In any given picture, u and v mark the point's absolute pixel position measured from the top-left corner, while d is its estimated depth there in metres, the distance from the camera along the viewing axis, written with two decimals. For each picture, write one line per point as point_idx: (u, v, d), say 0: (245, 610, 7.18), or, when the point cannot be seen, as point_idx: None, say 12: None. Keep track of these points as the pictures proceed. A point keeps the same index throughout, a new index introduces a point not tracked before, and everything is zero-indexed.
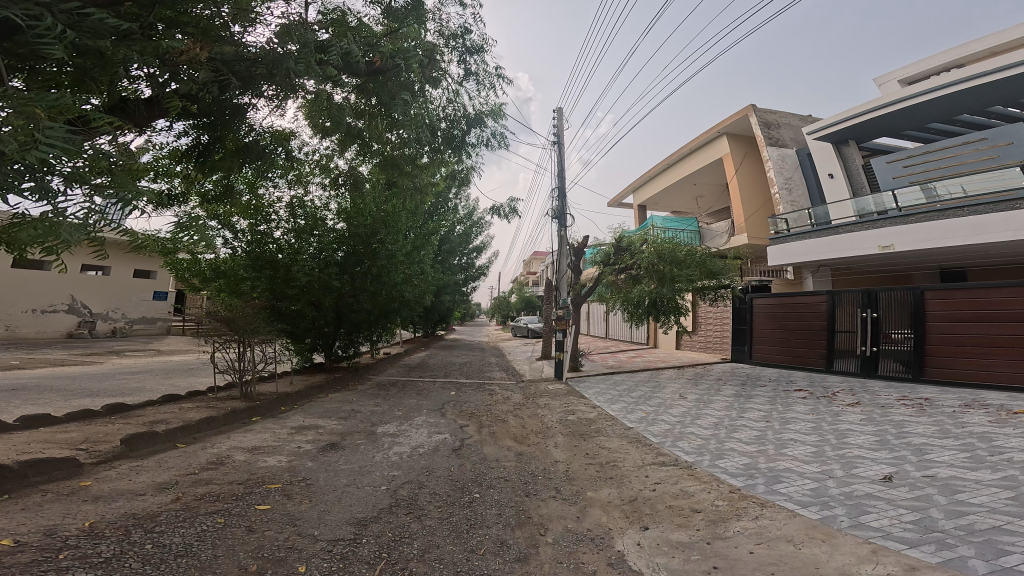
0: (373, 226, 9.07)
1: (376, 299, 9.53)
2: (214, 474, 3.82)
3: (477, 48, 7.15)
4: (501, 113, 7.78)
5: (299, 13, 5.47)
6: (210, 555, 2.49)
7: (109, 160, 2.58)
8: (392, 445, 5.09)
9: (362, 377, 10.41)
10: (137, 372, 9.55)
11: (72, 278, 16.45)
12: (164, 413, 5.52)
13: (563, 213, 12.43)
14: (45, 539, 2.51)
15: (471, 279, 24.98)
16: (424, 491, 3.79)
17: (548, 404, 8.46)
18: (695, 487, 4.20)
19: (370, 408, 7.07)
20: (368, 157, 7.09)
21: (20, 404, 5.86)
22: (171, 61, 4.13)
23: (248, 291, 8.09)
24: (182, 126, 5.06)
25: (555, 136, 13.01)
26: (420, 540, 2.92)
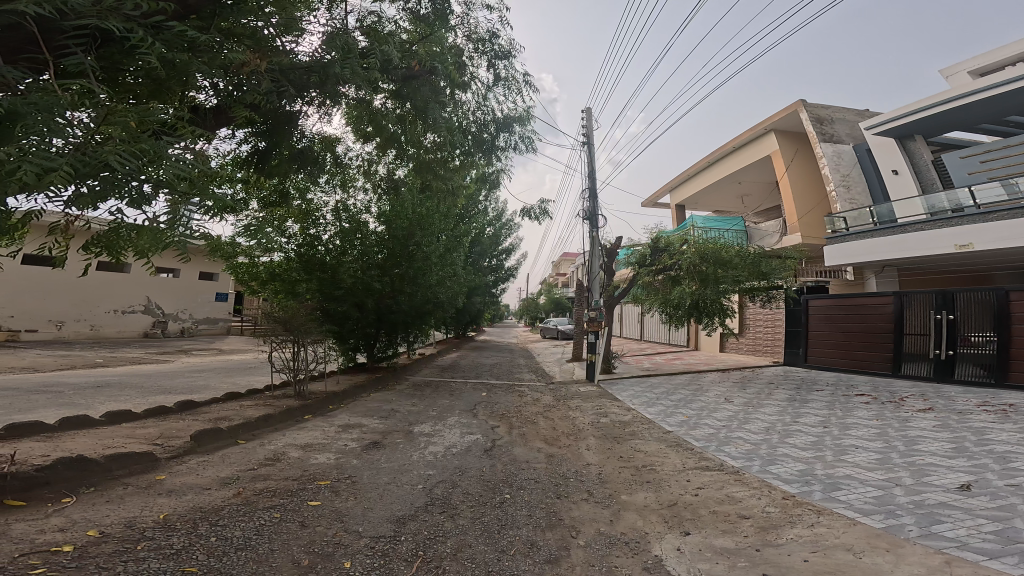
0: (410, 228, 9.33)
1: (413, 299, 9.80)
2: (272, 470, 4.09)
3: (506, 52, 7.19)
4: (530, 118, 7.80)
5: (338, 22, 5.69)
6: (267, 549, 2.69)
7: (187, 169, 2.70)
8: (428, 444, 5.25)
9: (399, 377, 10.70)
10: (203, 370, 10.31)
11: (146, 281, 17.92)
12: (226, 411, 5.94)
13: (596, 214, 12.29)
14: (127, 531, 2.78)
15: (501, 281, 25.17)
16: (457, 490, 3.89)
17: (581, 406, 8.40)
18: (742, 492, 4.06)
19: (408, 408, 7.32)
20: (404, 161, 7.28)
21: (105, 400, 6.49)
22: (235, 72, 4.43)
23: (301, 292, 8.52)
24: (242, 134, 5.41)
25: (585, 136, 12.85)
26: (454, 539, 3.01)
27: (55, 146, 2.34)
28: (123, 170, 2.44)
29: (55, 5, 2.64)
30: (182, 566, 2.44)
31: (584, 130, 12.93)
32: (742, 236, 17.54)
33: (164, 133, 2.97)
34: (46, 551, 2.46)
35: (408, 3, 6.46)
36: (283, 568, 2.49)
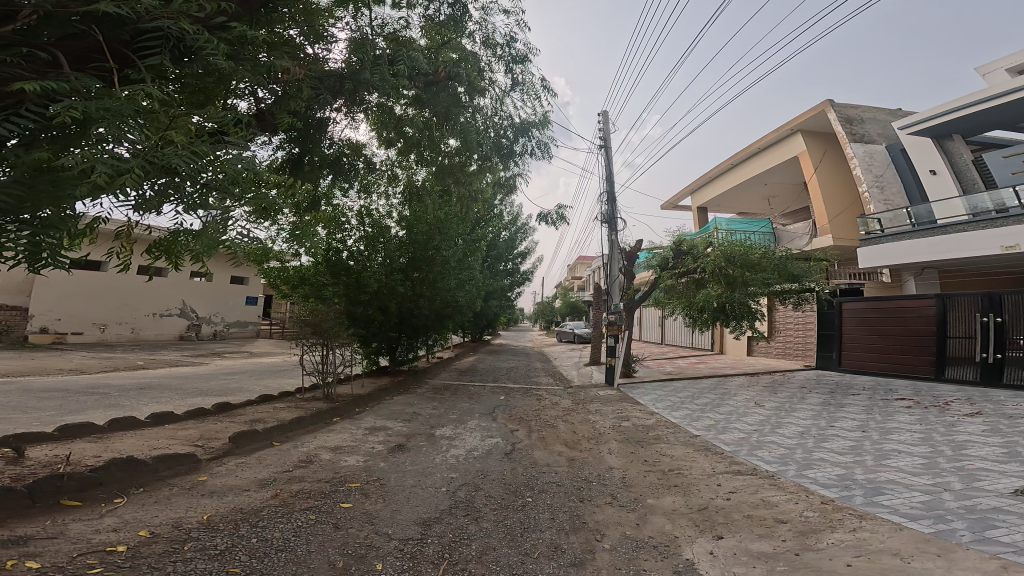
0: (430, 233, 9.44)
1: (433, 303, 9.90)
2: (305, 472, 4.17)
3: (523, 57, 7.22)
4: (548, 122, 7.83)
5: (362, 31, 5.80)
6: (305, 550, 2.74)
7: (242, 169, 2.85)
8: (450, 448, 5.28)
9: (420, 380, 10.78)
10: (236, 373, 10.59)
11: (183, 285, 18.55)
12: (260, 413, 6.09)
13: (615, 216, 12.19)
14: (174, 531, 2.87)
15: (516, 285, 25.20)
16: (480, 493, 3.90)
17: (602, 410, 8.32)
18: (779, 496, 3.97)
19: (430, 411, 7.37)
20: (422, 165, 7.37)
21: (148, 402, 6.73)
22: (273, 80, 4.61)
23: (329, 296, 8.72)
24: (278, 141, 5.58)
25: (602, 139, 12.75)
26: (479, 541, 3.01)
27: (120, 151, 2.48)
28: (184, 174, 2.62)
29: (132, 5, 2.78)
30: (226, 566, 2.50)
31: (601, 132, 12.84)
32: (769, 238, 17.18)
33: (217, 137, 3.16)
34: (102, 551, 2.55)
35: (427, 10, 6.55)
36: (319, 570, 2.54)
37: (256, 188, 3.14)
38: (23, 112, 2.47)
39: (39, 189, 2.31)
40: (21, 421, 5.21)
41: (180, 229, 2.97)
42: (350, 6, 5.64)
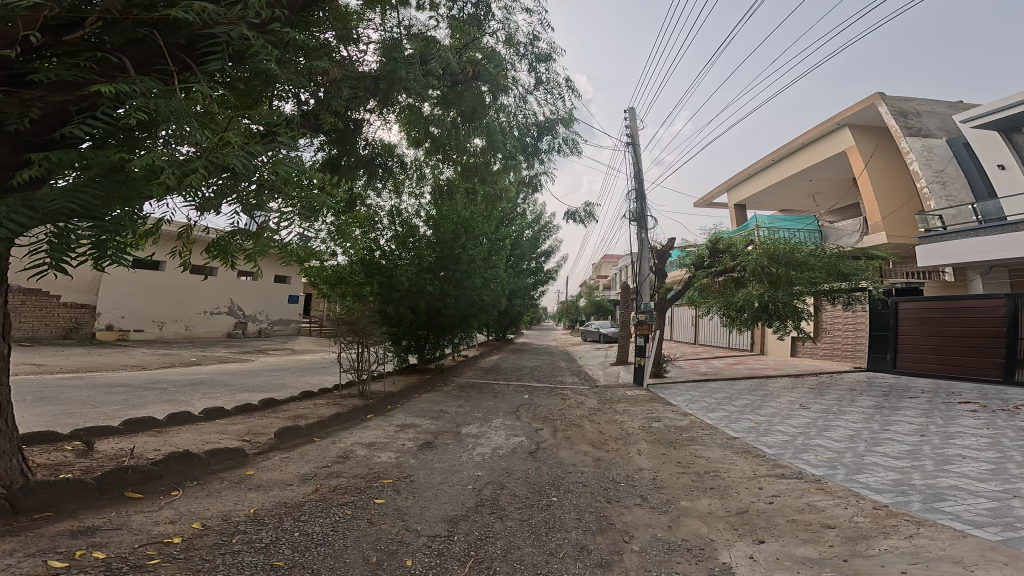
0: (456, 231, 9.56)
1: (459, 303, 10.03)
2: (342, 467, 4.33)
3: (546, 57, 7.20)
4: (573, 119, 7.79)
5: (389, 32, 5.89)
6: (342, 545, 2.85)
7: (293, 170, 3.10)
8: (476, 446, 5.35)
9: (446, 378, 10.94)
10: (279, 370, 11.05)
11: (230, 284, 19.46)
12: (302, 409, 6.35)
13: (644, 215, 11.99)
14: (223, 524, 3.05)
15: (540, 283, 25.19)
16: (505, 492, 3.94)
17: (631, 410, 8.21)
18: (825, 501, 3.85)
19: (456, 409, 7.46)
20: (448, 165, 7.48)
21: (201, 397, 7.13)
22: (314, 81, 4.78)
23: (365, 294, 9.01)
24: (318, 144, 5.78)
25: (629, 136, 12.55)
26: (503, 540, 3.06)
27: (182, 150, 2.69)
28: (242, 175, 2.86)
29: (197, 9, 2.93)
30: (271, 559, 2.64)
31: (628, 129, 12.65)
32: (815, 235, 16.42)
33: (269, 137, 3.42)
34: (159, 542, 2.74)
35: (451, 9, 6.60)
36: (354, 564, 2.64)
37: (303, 188, 3.41)
38: (96, 116, 2.72)
39: (112, 188, 2.50)
40: (88, 416, 5.61)
41: (237, 230, 3.26)
42: (378, 8, 5.76)
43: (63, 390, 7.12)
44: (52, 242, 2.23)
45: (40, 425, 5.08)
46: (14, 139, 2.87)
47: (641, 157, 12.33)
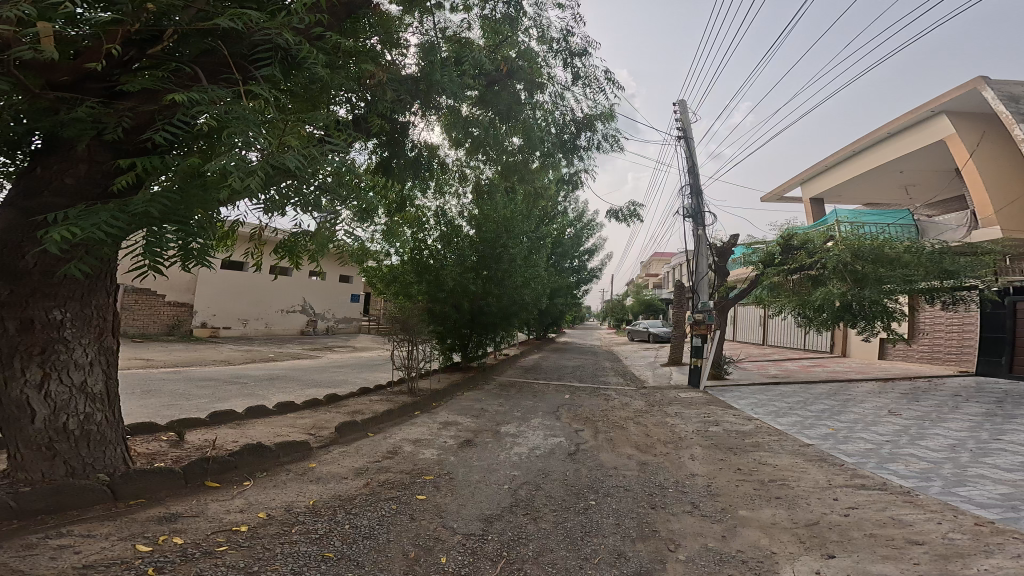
0: (497, 230, 9.73)
1: (501, 300, 10.16)
2: (391, 463, 4.54)
3: (580, 51, 7.11)
4: (612, 115, 7.65)
5: (426, 35, 6.02)
6: (385, 539, 3.01)
7: (347, 172, 3.30)
8: (513, 445, 5.40)
9: (488, 377, 11.08)
10: (340, 366, 11.72)
11: (304, 284, 20.89)
12: (360, 404, 6.72)
13: (700, 211, 11.57)
14: (286, 514, 3.32)
15: (583, 282, 24.93)
16: (539, 493, 3.97)
17: (683, 413, 7.99)
18: (915, 515, 3.59)
19: (497, 408, 7.55)
20: (487, 165, 7.53)
21: (277, 392, 7.75)
22: (363, 86, 4.95)
23: (414, 294, 9.30)
24: (370, 148, 6.06)
25: (681, 130, 12.10)
26: (536, 542, 3.09)
27: (250, 156, 2.88)
28: (304, 179, 3.06)
29: (245, 18, 3.18)
30: (323, 551, 2.83)
31: (680, 123, 12.21)
32: (910, 231, 15.05)
33: (323, 139, 3.65)
34: (228, 530, 3.02)
35: (483, 9, 6.67)
36: (394, 560, 2.77)
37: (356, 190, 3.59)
38: (175, 123, 3.03)
39: (192, 193, 2.74)
40: (184, 408, 6.25)
41: (300, 233, 3.66)
42: (416, 12, 5.90)
43: (164, 383, 8.00)
44: (146, 243, 2.51)
45: (145, 415, 5.76)
46: (114, 147, 3.33)
47: (694, 151, 11.85)
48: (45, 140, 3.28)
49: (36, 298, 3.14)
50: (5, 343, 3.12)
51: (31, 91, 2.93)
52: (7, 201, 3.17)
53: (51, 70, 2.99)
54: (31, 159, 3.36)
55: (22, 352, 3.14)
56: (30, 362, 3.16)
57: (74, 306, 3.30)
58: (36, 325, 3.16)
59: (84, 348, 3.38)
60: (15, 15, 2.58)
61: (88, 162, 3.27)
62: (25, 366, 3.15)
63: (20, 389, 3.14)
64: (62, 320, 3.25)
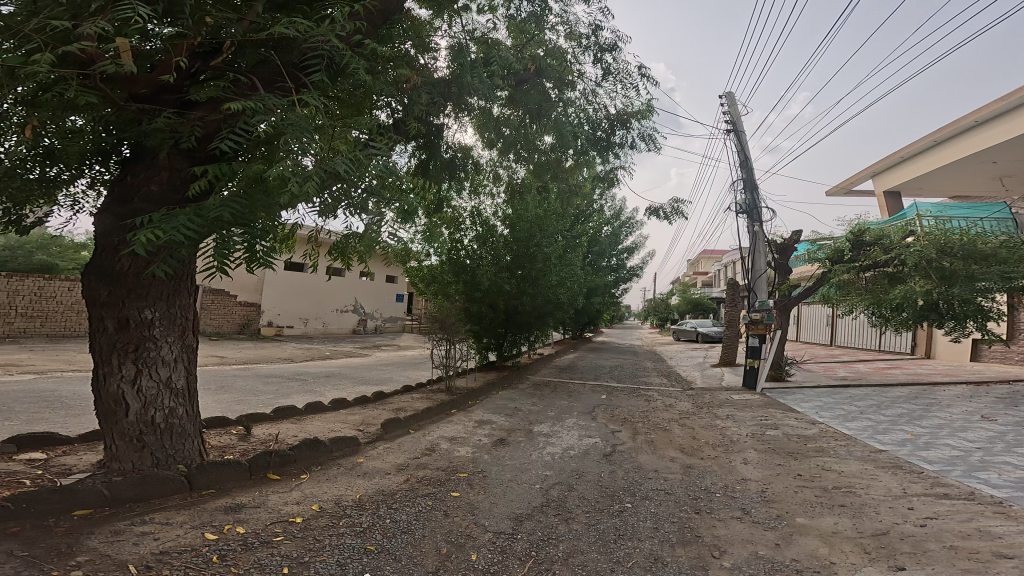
0: (531, 229, 9.74)
1: (536, 300, 10.16)
2: (428, 460, 4.67)
3: (610, 45, 6.98)
4: (649, 112, 7.47)
5: (455, 37, 6.12)
6: (421, 534, 3.11)
7: (390, 175, 3.42)
8: (546, 445, 5.42)
9: (522, 376, 11.08)
10: (384, 364, 12.15)
11: (355, 284, 21.79)
12: (402, 402, 6.95)
13: (755, 207, 11.12)
14: (335, 507, 3.50)
15: (621, 281, 24.48)
16: (572, 494, 3.96)
17: (736, 416, 7.71)
18: (1004, 528, 3.32)
19: (529, 408, 7.57)
20: (520, 165, 7.50)
21: (331, 389, 8.15)
22: (401, 91, 5.06)
23: (452, 293, 9.47)
24: (409, 151, 6.23)
25: (730, 123, 11.64)
26: (566, 543, 3.09)
27: (305, 161, 3.07)
28: (352, 182, 3.18)
29: (296, 25, 3.47)
30: (365, 544, 2.96)
31: (729, 116, 11.74)
32: (1005, 223, 13.70)
33: (368, 143, 3.78)
34: (285, 521, 3.23)
35: (509, 9, 6.67)
36: (428, 554, 2.86)
37: (399, 191, 3.73)
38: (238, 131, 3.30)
39: (257, 199, 2.94)
40: (252, 403, 6.74)
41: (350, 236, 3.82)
42: (445, 16, 5.98)
43: (235, 379, 8.65)
44: (216, 245, 2.77)
45: (219, 409, 6.25)
46: (189, 155, 3.64)
47: (746, 144, 11.38)
48: (132, 148, 3.67)
49: (130, 299, 3.47)
50: (106, 339, 3.47)
51: (117, 103, 3.30)
52: (104, 208, 3.54)
53: (133, 83, 3.34)
54: (124, 166, 3.78)
55: (119, 348, 3.48)
56: (125, 359, 3.49)
57: (161, 307, 3.61)
58: (130, 323, 3.48)
59: (169, 346, 3.68)
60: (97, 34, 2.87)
61: (169, 170, 3.58)
62: (121, 362, 3.48)
63: (115, 383, 3.49)
64: (152, 319, 3.56)
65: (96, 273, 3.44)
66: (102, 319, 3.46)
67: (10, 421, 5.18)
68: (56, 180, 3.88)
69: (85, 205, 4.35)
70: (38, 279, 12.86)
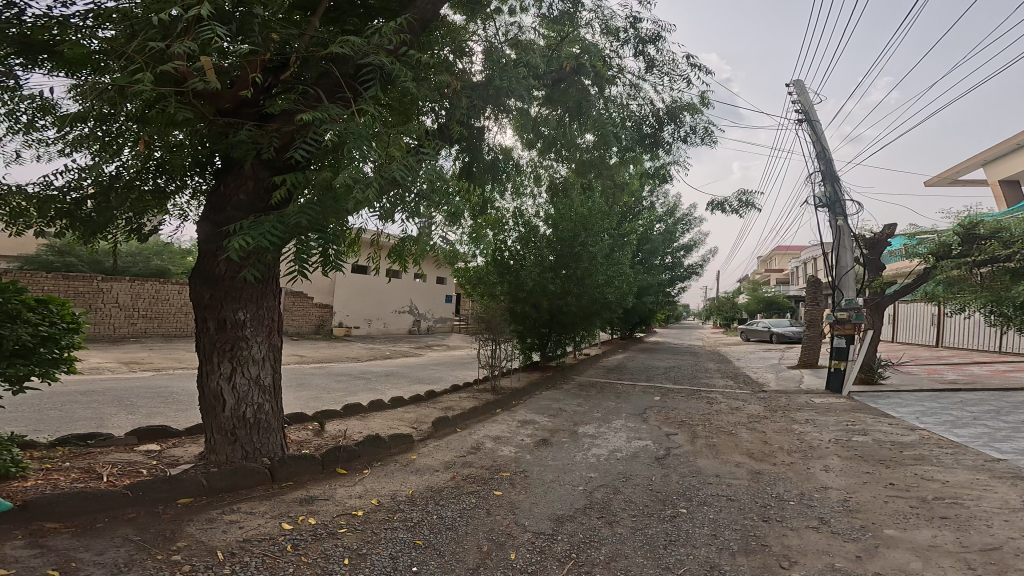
0: (575, 228, 9.68)
1: (581, 299, 10.07)
2: (473, 458, 4.77)
3: (653, 36, 6.76)
4: (703, 105, 7.16)
5: (489, 39, 6.19)
6: (464, 531, 3.19)
7: (438, 179, 3.63)
8: (592, 446, 5.36)
9: (567, 377, 10.98)
10: (437, 364, 12.52)
11: (410, 286, 22.70)
12: (451, 401, 7.15)
13: (837, 199, 10.32)
14: (391, 502, 3.67)
15: (678, 280, 23.51)
16: (618, 497, 3.88)
17: (817, 420, 7.19)
18: None
19: (575, 408, 7.50)
20: (561, 164, 7.46)
21: (391, 387, 8.55)
22: (442, 97, 5.17)
23: (497, 293, 9.58)
24: (454, 154, 6.39)
25: (801, 112, 10.90)
26: (609, 546, 3.04)
27: (366, 168, 3.27)
28: (408, 187, 3.45)
29: (351, 45, 3.74)
30: (415, 538, 3.08)
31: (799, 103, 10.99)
32: None
33: (418, 149, 4.03)
34: (348, 514, 3.44)
35: (541, 9, 6.65)
36: (469, 551, 2.93)
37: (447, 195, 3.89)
38: (304, 146, 3.59)
39: (328, 206, 3.16)
40: (326, 400, 7.23)
41: (405, 241, 3.97)
42: (479, 20, 6.05)
43: (312, 377, 9.34)
44: (295, 250, 3.04)
45: (298, 405, 6.78)
46: (269, 165, 3.95)
47: (822, 133, 10.60)
48: (223, 160, 4.04)
49: (227, 301, 3.85)
50: (208, 339, 3.87)
51: (208, 118, 3.66)
52: (203, 217, 3.95)
53: (218, 99, 3.67)
54: (217, 176, 4.15)
55: (219, 347, 3.87)
56: (223, 357, 3.87)
57: (252, 308, 3.96)
58: (228, 324, 3.87)
59: (259, 345, 4.03)
60: (186, 52, 3.19)
61: (254, 179, 3.89)
62: (220, 360, 3.87)
63: (217, 380, 3.88)
64: (245, 321, 3.92)
65: (199, 278, 3.84)
66: (205, 320, 3.86)
67: (133, 414, 5.93)
68: (166, 190, 4.49)
69: (191, 214, 4.96)
70: (156, 282, 14.56)
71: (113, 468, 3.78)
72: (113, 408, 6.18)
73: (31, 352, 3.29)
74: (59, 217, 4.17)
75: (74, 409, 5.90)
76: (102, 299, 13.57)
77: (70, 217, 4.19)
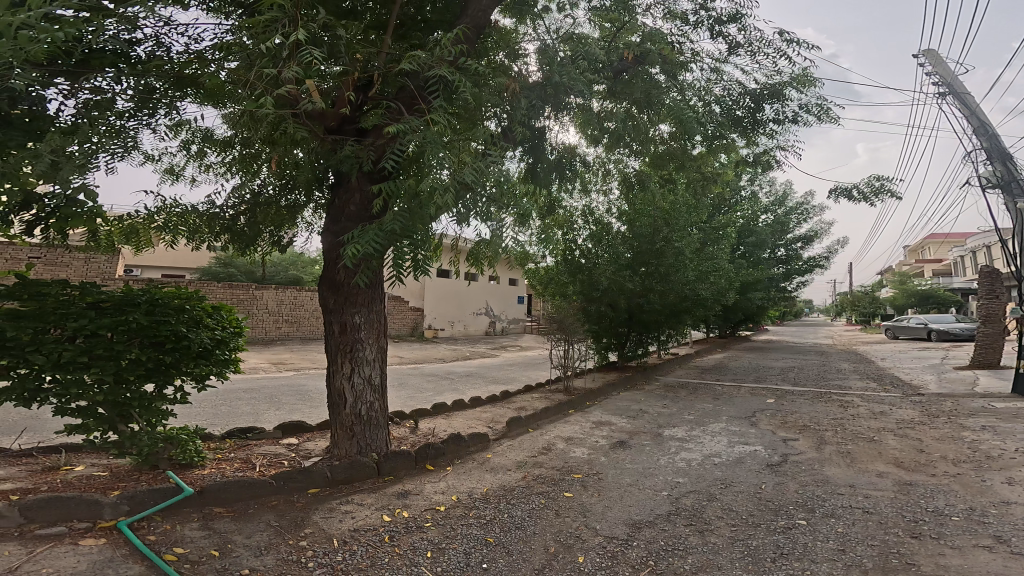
0: (655, 224, 9.22)
1: (665, 295, 9.51)
2: (545, 459, 4.75)
3: (731, 15, 6.23)
4: (809, 80, 6.38)
5: (542, 38, 6.17)
6: (531, 531, 3.18)
7: (506, 181, 3.73)
8: (679, 450, 5.00)
9: (649, 377, 10.38)
10: (512, 364, 12.74)
11: (486, 289, 23.60)
12: (523, 401, 7.20)
13: (1014, 179, 8.65)
14: (468, 499, 3.80)
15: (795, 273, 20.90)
16: (712, 504, 3.57)
17: (994, 427, 5.89)
18: None
19: (658, 410, 7.09)
20: (632, 157, 7.12)
21: (473, 388, 8.86)
22: (504, 105, 5.26)
23: (569, 294, 9.44)
24: (519, 156, 6.44)
25: (941, 83, 9.19)
26: (697, 556, 2.80)
27: (441, 174, 3.49)
28: (478, 190, 3.59)
29: (416, 61, 4.06)
30: (486, 535, 3.15)
31: (936, 71, 9.30)
32: None
33: (485, 152, 4.19)
34: (433, 508, 3.62)
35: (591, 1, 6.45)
36: (535, 551, 2.92)
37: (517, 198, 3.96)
38: (393, 155, 3.89)
39: (418, 213, 3.42)
40: (422, 399, 7.72)
41: (479, 245, 4.10)
42: (530, 21, 6.06)
43: (410, 377, 10.06)
44: (392, 256, 3.36)
45: (399, 403, 7.34)
46: (367, 176, 4.36)
47: (976, 106, 8.82)
48: (334, 174, 4.54)
49: (348, 306, 4.31)
50: (332, 341, 4.33)
51: (320, 136, 4.17)
52: (325, 228, 4.42)
53: (324, 119, 4.15)
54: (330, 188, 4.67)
55: (341, 348, 4.32)
56: (344, 358, 4.32)
57: (366, 312, 4.39)
58: (348, 327, 4.32)
59: (371, 347, 4.42)
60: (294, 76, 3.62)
61: (359, 191, 4.33)
62: (342, 361, 4.32)
63: (340, 379, 4.33)
64: (360, 324, 4.36)
65: (324, 285, 4.36)
66: (331, 324, 4.35)
67: (279, 410, 6.90)
68: (298, 203, 5.16)
69: (316, 225, 5.67)
70: (295, 289, 16.88)
71: (263, 459, 4.42)
72: (258, 403, 7.27)
73: (210, 353, 3.99)
74: (222, 232, 4.99)
75: (227, 405, 7.06)
76: (257, 305, 16.10)
77: (229, 231, 5.00)
